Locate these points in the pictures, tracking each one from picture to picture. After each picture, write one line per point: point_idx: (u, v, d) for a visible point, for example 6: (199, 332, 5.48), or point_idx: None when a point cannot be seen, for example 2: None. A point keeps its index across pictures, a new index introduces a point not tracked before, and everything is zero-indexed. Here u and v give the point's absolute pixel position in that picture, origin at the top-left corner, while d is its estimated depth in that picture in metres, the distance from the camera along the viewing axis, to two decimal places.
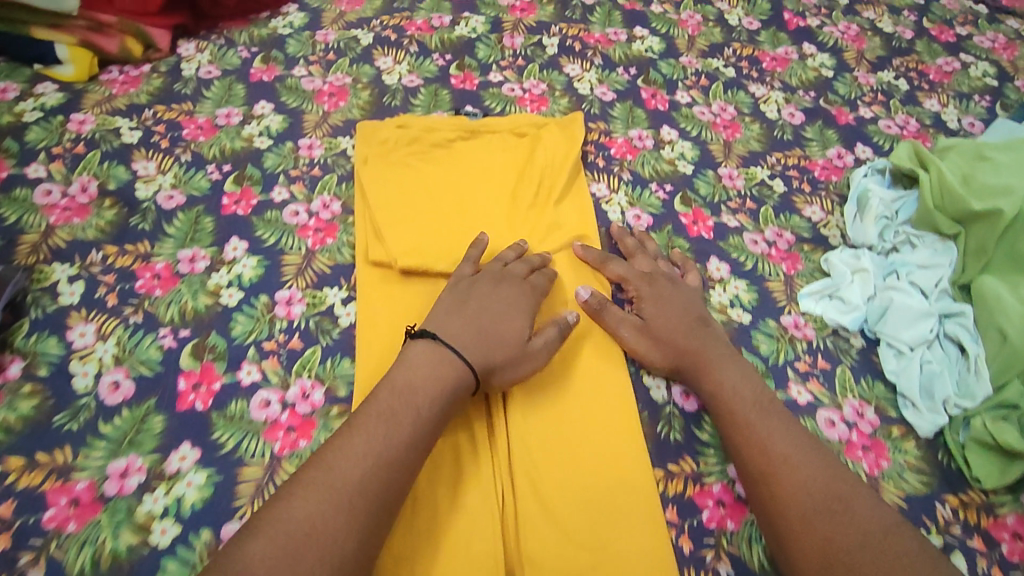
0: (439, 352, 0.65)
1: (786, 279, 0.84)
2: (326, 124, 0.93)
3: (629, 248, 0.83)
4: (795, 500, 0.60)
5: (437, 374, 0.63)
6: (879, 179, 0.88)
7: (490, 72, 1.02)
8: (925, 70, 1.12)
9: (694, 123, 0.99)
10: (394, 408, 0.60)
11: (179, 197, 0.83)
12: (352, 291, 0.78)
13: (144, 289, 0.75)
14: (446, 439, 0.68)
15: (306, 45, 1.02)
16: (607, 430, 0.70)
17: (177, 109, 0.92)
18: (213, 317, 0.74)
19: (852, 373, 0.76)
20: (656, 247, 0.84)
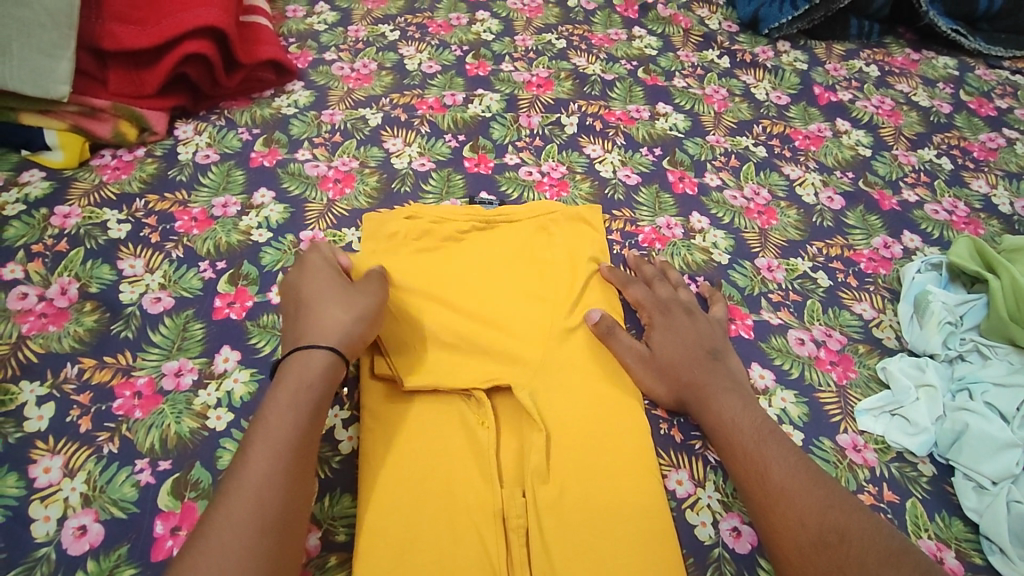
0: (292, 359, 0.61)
1: (839, 391, 0.73)
2: (330, 213, 0.86)
3: (648, 275, 0.80)
4: (789, 535, 0.56)
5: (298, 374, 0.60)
6: (936, 276, 0.80)
7: (506, 153, 0.97)
8: (968, 146, 1.05)
9: (727, 209, 0.92)
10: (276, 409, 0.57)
11: (167, 300, 0.75)
12: (354, 412, 0.69)
13: (122, 411, 0.65)
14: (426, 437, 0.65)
15: (312, 126, 0.97)
16: (626, 496, 0.63)
17: (171, 199, 0.86)
18: (198, 445, 0.64)
19: (925, 508, 0.65)
20: (678, 276, 0.81)
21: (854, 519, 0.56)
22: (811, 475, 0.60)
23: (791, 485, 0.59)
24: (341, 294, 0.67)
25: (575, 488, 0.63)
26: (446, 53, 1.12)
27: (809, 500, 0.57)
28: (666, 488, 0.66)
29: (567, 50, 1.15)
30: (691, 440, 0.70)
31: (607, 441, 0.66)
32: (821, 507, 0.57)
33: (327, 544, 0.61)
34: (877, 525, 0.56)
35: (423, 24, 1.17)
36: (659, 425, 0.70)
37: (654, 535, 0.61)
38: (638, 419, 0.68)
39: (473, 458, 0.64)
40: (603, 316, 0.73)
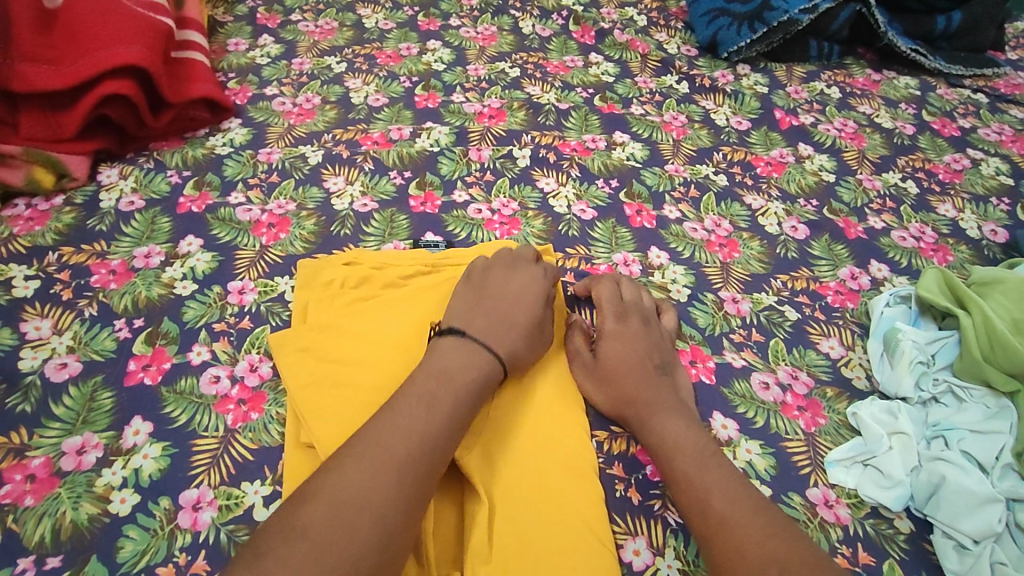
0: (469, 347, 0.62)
1: (808, 440, 0.68)
2: (263, 260, 0.80)
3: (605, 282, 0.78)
4: (730, 568, 0.51)
5: (471, 362, 0.61)
6: (905, 310, 0.76)
7: (455, 190, 0.91)
8: (933, 168, 1.02)
9: (686, 242, 0.87)
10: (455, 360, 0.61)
11: (74, 365, 0.68)
12: (277, 485, 0.62)
13: (11, 499, 0.58)
14: None
15: (247, 167, 0.91)
16: (575, 567, 0.56)
17: (87, 251, 0.79)
18: (96, 534, 0.57)
19: (903, 569, 0.60)
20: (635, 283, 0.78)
21: (796, 549, 0.50)
22: (761, 505, 0.55)
23: (739, 512, 0.54)
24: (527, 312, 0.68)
25: (513, 560, 0.56)
26: (394, 84, 1.07)
27: (757, 529, 0.52)
28: (621, 560, 0.59)
29: (520, 79, 1.11)
30: (649, 501, 0.62)
31: (554, 496, 0.60)
32: (761, 535, 0.52)
33: None
34: (819, 554, 0.50)
35: (371, 55, 1.12)
36: (614, 485, 0.63)
37: None
38: (591, 484, 0.62)
39: None
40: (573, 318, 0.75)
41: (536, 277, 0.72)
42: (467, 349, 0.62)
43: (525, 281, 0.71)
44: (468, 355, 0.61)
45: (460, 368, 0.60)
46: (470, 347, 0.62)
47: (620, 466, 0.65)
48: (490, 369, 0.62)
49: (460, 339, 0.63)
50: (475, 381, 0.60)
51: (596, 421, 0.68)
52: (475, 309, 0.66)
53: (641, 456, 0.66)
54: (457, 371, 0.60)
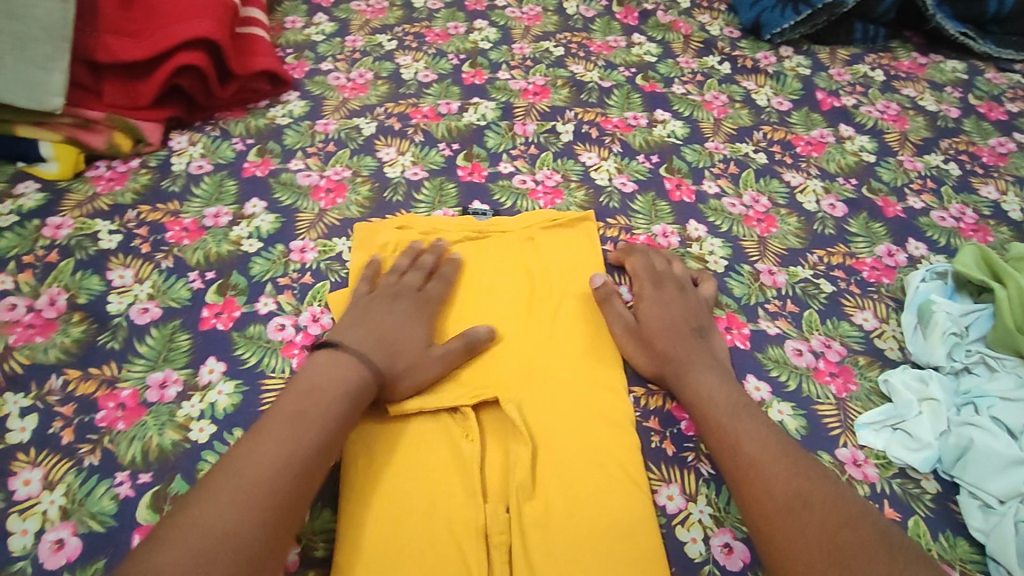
0: (331, 359, 0.63)
1: (839, 403, 0.71)
2: (322, 222, 0.86)
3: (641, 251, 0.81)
4: (757, 502, 0.55)
5: (336, 376, 0.61)
6: (941, 285, 0.77)
7: (500, 162, 0.95)
8: (977, 151, 1.02)
9: (725, 217, 0.90)
10: (304, 410, 0.58)
11: (155, 310, 0.75)
12: None
13: (105, 423, 0.65)
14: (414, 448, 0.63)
15: (305, 136, 0.97)
16: (611, 506, 0.60)
17: (163, 209, 0.85)
18: (180, 457, 0.63)
19: (928, 526, 0.62)
20: (671, 255, 0.82)
21: (818, 485, 0.55)
22: (791, 449, 0.59)
23: (768, 455, 0.58)
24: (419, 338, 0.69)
25: (556, 496, 0.61)
26: (442, 61, 1.12)
27: (784, 468, 0.56)
28: (656, 503, 0.62)
29: (565, 57, 1.14)
30: (683, 453, 0.66)
31: (592, 443, 0.64)
32: (787, 474, 0.56)
33: (305, 560, 0.58)
34: (842, 492, 0.55)
35: (420, 33, 1.17)
36: (649, 437, 0.67)
37: (642, 555, 0.58)
38: (627, 433, 0.66)
39: (459, 476, 0.62)
40: (605, 282, 0.76)
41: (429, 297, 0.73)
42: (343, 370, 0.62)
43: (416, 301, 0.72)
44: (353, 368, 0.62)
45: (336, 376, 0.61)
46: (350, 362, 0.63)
47: (655, 420, 0.68)
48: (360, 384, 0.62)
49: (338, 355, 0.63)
50: (345, 393, 0.60)
51: (632, 379, 0.72)
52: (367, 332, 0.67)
53: (676, 412, 0.69)
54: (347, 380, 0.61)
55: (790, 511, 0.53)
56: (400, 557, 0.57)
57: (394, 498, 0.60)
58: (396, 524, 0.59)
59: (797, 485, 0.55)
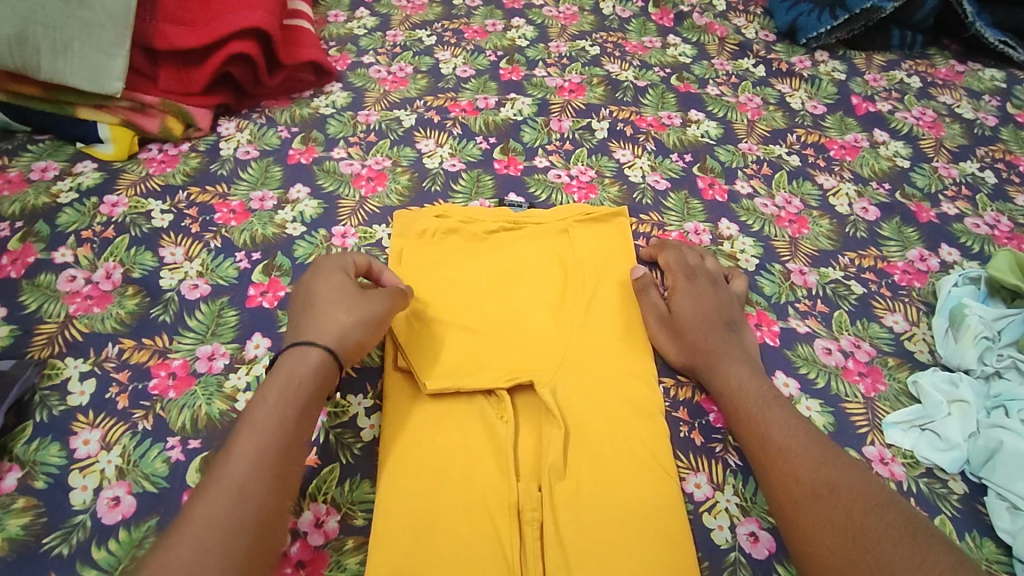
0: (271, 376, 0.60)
1: (867, 402, 0.71)
2: (362, 210, 0.89)
3: (669, 246, 0.82)
4: (784, 489, 0.57)
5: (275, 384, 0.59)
6: (973, 290, 0.78)
7: (536, 156, 0.98)
8: (1014, 160, 1.01)
9: (757, 217, 0.91)
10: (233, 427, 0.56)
11: (204, 287, 0.78)
12: (377, 401, 0.69)
13: (157, 390, 0.68)
14: (451, 428, 0.66)
15: (348, 126, 1.00)
16: (641, 489, 0.62)
17: (211, 192, 0.89)
18: (227, 426, 0.66)
19: (954, 525, 0.63)
20: (702, 251, 0.83)
21: (847, 473, 0.56)
22: (821, 439, 0.60)
23: (797, 444, 0.59)
24: (352, 295, 0.66)
25: (586, 477, 0.63)
26: (481, 57, 1.14)
27: (812, 457, 0.58)
28: (683, 490, 0.64)
29: (600, 56, 1.16)
30: (711, 443, 0.67)
31: (624, 430, 0.66)
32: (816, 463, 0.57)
33: (345, 528, 0.61)
34: (869, 479, 0.56)
35: (459, 30, 1.19)
36: (678, 427, 0.68)
37: (671, 538, 0.60)
38: (657, 421, 0.67)
39: (493, 455, 0.64)
40: (644, 273, 0.77)
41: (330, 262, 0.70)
42: (286, 355, 0.61)
43: (323, 268, 0.69)
44: (296, 355, 0.61)
45: (281, 367, 0.60)
46: (290, 353, 0.61)
47: (685, 411, 0.70)
48: (326, 360, 0.61)
49: (287, 350, 0.62)
50: (308, 378, 0.60)
51: (663, 370, 0.73)
52: (299, 318, 0.65)
53: (705, 404, 0.71)
54: (293, 367, 0.60)
55: (817, 498, 0.55)
56: (438, 529, 0.59)
57: (431, 473, 0.62)
58: (432, 498, 0.61)
59: (825, 472, 0.56)
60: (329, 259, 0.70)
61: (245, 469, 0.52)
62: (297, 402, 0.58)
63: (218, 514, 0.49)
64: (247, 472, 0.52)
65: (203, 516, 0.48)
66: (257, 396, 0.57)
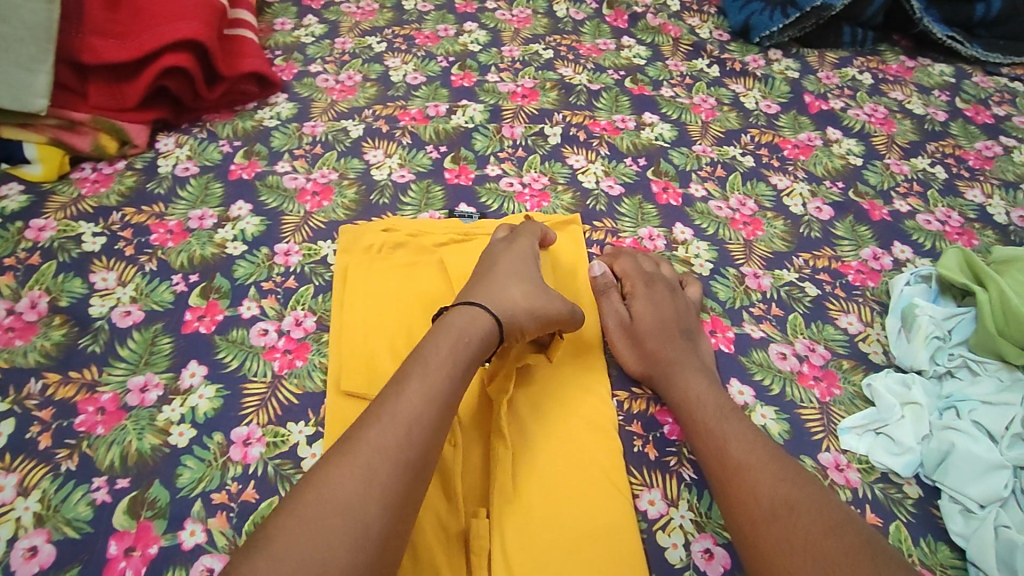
0: (469, 320, 0.62)
1: (822, 408, 0.71)
2: (307, 225, 0.85)
3: (626, 251, 0.81)
4: (743, 507, 0.55)
5: (462, 337, 0.61)
6: (925, 288, 0.78)
7: (488, 164, 0.95)
8: (964, 155, 1.02)
9: (711, 220, 0.89)
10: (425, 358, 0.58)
11: (137, 313, 0.74)
12: (319, 427, 0.67)
13: (84, 427, 0.65)
14: None
15: (292, 138, 0.97)
16: (594, 510, 0.61)
17: (147, 212, 0.85)
18: (158, 462, 0.63)
19: (909, 531, 0.62)
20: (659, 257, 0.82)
21: (805, 490, 0.55)
22: (778, 454, 0.59)
23: (756, 459, 0.58)
24: (535, 288, 0.69)
25: (539, 500, 0.61)
26: (432, 64, 1.11)
27: (771, 474, 0.56)
28: (637, 508, 0.62)
29: (554, 60, 1.14)
30: (665, 457, 0.66)
31: (578, 450, 0.64)
32: (775, 480, 0.56)
33: None
34: (827, 498, 0.54)
35: (409, 35, 1.16)
36: (632, 441, 0.67)
37: (624, 562, 0.58)
38: (610, 438, 0.66)
39: (437, 480, 0.62)
40: (603, 272, 0.77)
41: (522, 250, 0.73)
42: (461, 312, 0.63)
43: (515, 256, 0.72)
44: (472, 322, 0.62)
45: (458, 324, 0.62)
46: (462, 312, 0.63)
47: (639, 424, 0.68)
48: (490, 334, 0.63)
49: (459, 310, 0.63)
50: (468, 347, 0.60)
51: (619, 381, 0.72)
52: (473, 287, 0.67)
53: (661, 416, 0.69)
54: (464, 330, 0.61)
55: (776, 517, 0.53)
56: None
57: None
58: None
59: (787, 489, 0.55)
60: (523, 246, 0.73)
61: (414, 408, 0.54)
62: (464, 359, 0.59)
63: (389, 445, 0.51)
64: (417, 411, 0.54)
65: (382, 439, 0.51)
66: (435, 344, 0.59)
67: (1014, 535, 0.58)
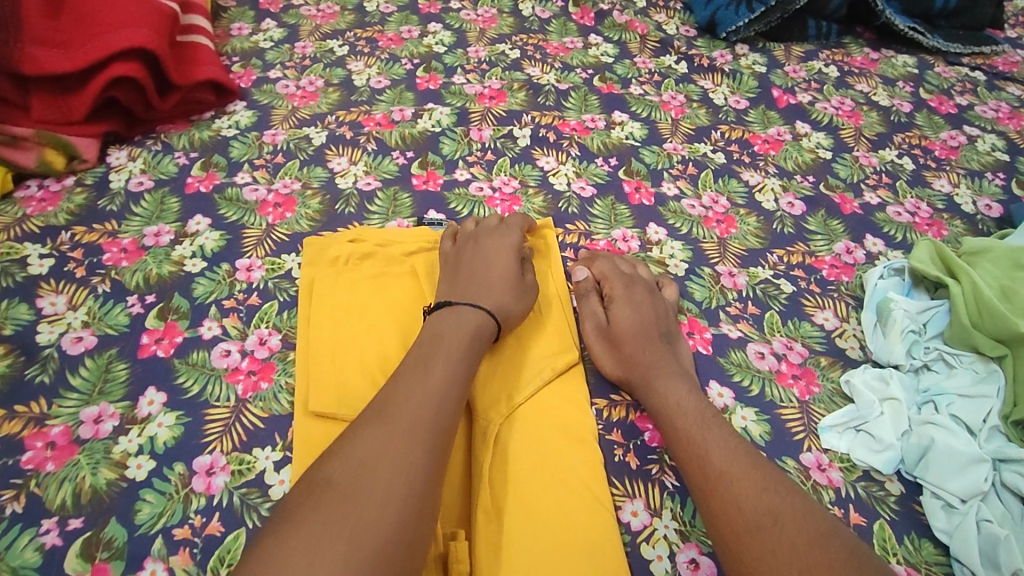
0: (457, 312, 0.66)
1: (801, 407, 0.70)
2: (269, 239, 0.82)
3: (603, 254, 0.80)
4: (726, 518, 0.54)
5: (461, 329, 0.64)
6: (899, 281, 0.78)
7: (456, 169, 0.93)
8: (930, 145, 1.03)
9: (684, 219, 0.88)
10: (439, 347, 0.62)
11: (89, 339, 0.70)
12: (287, 451, 0.64)
13: (33, 464, 0.61)
14: None
15: (252, 148, 0.93)
16: (574, 527, 0.59)
17: (98, 230, 0.81)
18: (115, 498, 0.60)
19: (893, 529, 0.62)
20: (635, 260, 0.81)
21: (789, 501, 0.53)
22: (761, 463, 0.57)
23: (740, 469, 0.56)
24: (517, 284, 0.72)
25: (521, 519, 0.59)
26: (396, 66, 1.08)
27: (754, 483, 0.55)
28: (620, 520, 0.61)
29: (521, 60, 1.12)
30: (647, 465, 0.64)
31: (557, 464, 0.62)
32: (758, 490, 0.55)
33: None
34: (811, 507, 0.53)
35: (372, 38, 1.13)
36: (613, 451, 0.65)
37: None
38: (590, 449, 0.64)
39: None
40: (586, 277, 0.77)
41: (509, 243, 0.76)
42: (458, 313, 0.66)
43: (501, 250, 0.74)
44: (461, 315, 0.66)
45: (456, 320, 0.65)
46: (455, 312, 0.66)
47: (619, 432, 0.67)
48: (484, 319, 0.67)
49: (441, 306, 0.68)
50: (465, 337, 0.64)
51: (599, 386, 0.70)
52: (456, 287, 0.71)
53: (640, 423, 0.68)
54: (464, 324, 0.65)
55: (761, 527, 0.52)
56: None
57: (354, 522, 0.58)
58: None
59: (773, 498, 0.54)
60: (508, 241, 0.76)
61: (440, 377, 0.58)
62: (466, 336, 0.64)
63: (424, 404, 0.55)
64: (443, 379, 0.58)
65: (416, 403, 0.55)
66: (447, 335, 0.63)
67: (996, 529, 0.58)
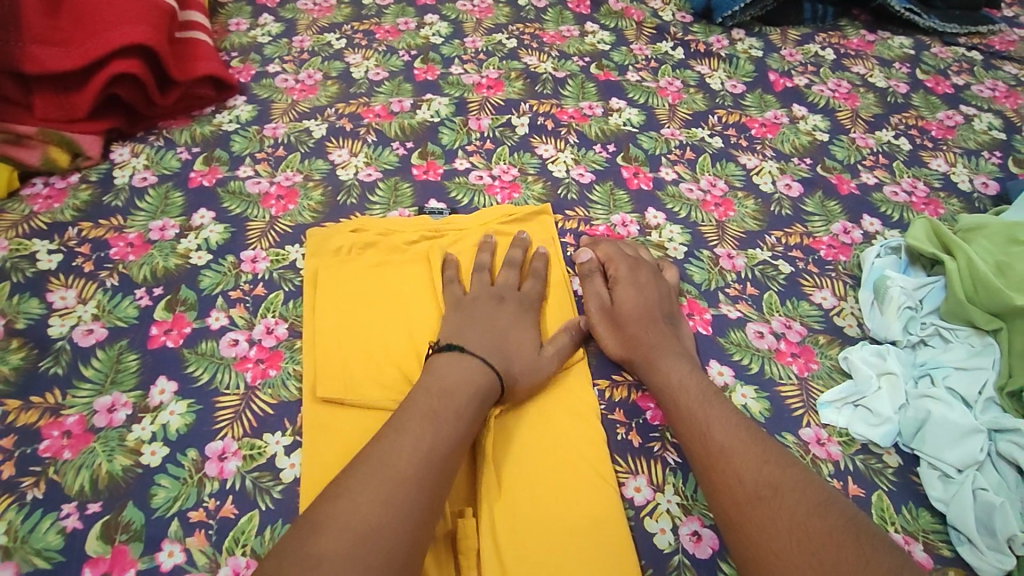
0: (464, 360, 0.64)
1: (800, 384, 0.71)
2: (273, 231, 0.83)
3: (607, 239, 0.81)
4: (728, 490, 0.55)
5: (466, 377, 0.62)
6: (895, 260, 0.79)
7: (456, 158, 0.94)
8: (926, 125, 1.03)
9: (683, 203, 0.89)
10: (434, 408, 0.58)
11: (100, 331, 0.72)
12: (297, 436, 0.65)
13: (50, 453, 0.62)
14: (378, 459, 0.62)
15: (253, 142, 0.94)
16: (577, 502, 0.60)
17: (105, 225, 0.82)
18: (130, 483, 0.61)
19: (891, 500, 0.63)
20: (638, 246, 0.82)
21: (788, 472, 0.55)
22: (760, 437, 0.58)
23: (741, 445, 0.57)
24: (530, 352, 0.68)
25: (526, 495, 0.60)
26: (393, 58, 1.09)
27: (754, 457, 0.56)
28: (624, 496, 0.62)
29: (518, 49, 1.12)
30: (650, 443, 0.66)
31: (559, 443, 0.64)
32: (758, 462, 0.56)
33: None
34: (810, 478, 0.55)
35: (370, 31, 1.14)
36: (616, 430, 0.66)
37: (616, 549, 0.58)
38: (592, 426, 0.65)
39: None
40: (591, 259, 0.78)
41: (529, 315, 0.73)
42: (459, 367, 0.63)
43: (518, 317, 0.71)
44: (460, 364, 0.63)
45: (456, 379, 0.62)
46: (457, 361, 0.63)
47: (621, 412, 0.68)
48: (489, 382, 0.63)
49: (454, 355, 0.64)
50: (471, 399, 0.61)
51: (601, 368, 0.71)
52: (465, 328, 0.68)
53: (643, 402, 0.69)
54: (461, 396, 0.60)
55: (762, 499, 0.53)
56: None
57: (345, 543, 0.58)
58: None
59: (776, 474, 0.55)
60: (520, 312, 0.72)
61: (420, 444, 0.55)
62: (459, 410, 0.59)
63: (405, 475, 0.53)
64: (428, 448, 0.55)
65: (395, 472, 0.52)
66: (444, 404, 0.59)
67: (991, 497, 0.60)
